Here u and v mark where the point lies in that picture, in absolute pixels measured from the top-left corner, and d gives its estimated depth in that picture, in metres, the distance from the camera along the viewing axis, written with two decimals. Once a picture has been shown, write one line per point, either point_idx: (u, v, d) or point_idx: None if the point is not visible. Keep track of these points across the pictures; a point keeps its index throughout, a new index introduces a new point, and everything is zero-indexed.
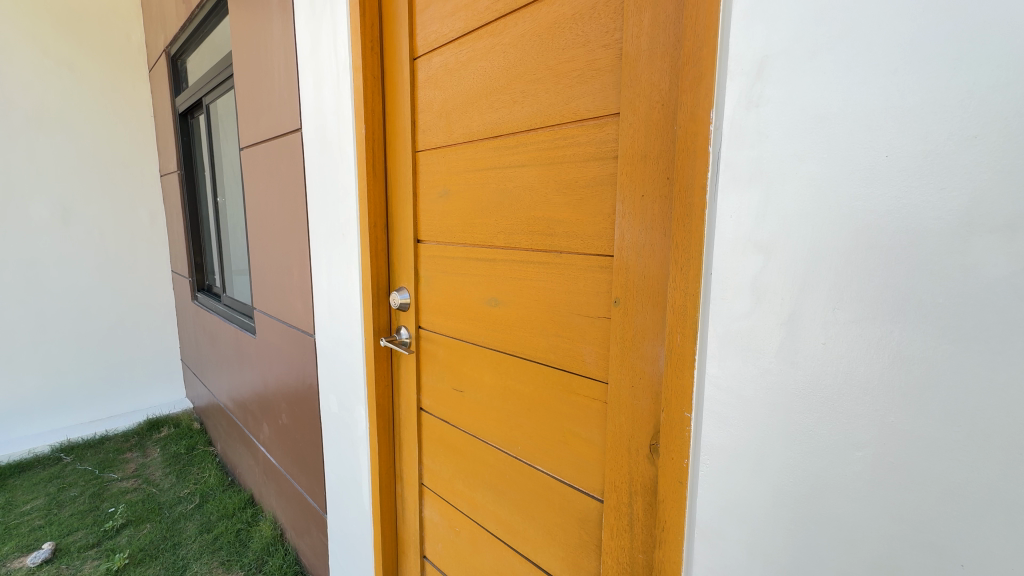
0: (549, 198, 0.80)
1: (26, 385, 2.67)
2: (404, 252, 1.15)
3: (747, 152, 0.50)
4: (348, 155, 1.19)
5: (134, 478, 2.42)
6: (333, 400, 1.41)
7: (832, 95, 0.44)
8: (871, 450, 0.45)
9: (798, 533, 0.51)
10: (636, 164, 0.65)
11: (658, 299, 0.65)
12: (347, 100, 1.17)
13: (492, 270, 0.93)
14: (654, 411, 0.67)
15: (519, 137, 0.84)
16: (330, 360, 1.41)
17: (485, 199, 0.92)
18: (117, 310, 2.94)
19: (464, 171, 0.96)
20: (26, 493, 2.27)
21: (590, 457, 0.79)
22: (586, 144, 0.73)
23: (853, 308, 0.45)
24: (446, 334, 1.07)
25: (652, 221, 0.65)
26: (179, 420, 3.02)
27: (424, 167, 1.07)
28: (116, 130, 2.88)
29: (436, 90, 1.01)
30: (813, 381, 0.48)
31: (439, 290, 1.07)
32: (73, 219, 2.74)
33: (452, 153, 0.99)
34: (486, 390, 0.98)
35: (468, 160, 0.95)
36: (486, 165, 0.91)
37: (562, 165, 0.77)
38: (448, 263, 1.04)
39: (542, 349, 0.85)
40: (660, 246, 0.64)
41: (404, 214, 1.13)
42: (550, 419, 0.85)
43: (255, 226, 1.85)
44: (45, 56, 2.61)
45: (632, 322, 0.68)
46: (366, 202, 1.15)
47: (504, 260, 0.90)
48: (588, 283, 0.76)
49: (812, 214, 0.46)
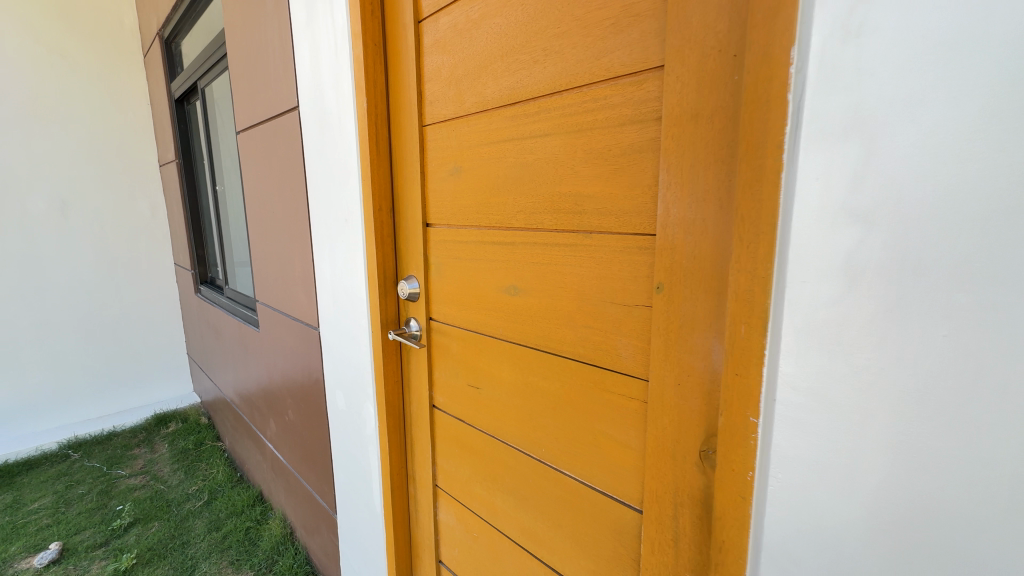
0: (576, 168, 0.70)
1: (31, 382, 2.63)
2: (413, 238, 1.06)
3: (841, 98, 0.40)
4: (349, 132, 1.10)
5: (142, 475, 2.38)
6: (340, 396, 1.33)
7: (970, 17, 0.33)
8: (1009, 470, 0.35)
9: (895, 563, 0.42)
10: (685, 125, 0.55)
11: (712, 284, 0.55)
12: (348, 73, 1.07)
13: (510, 255, 0.84)
14: (706, 413, 0.58)
15: (540, 102, 0.74)
16: (335, 355, 1.33)
17: (501, 175, 0.83)
18: (121, 303, 2.88)
19: (477, 146, 0.86)
20: (34, 491, 2.25)
21: (627, 463, 0.70)
22: (622, 106, 0.63)
23: (991, 291, 0.35)
24: (459, 326, 0.98)
25: (705, 190, 0.55)
26: (187, 414, 2.97)
27: (432, 144, 0.97)
28: (113, 119, 2.80)
29: (445, 55, 0.91)
30: (928, 384, 0.39)
31: (451, 277, 0.98)
32: (72, 212, 2.67)
33: (464, 126, 0.89)
34: (504, 387, 0.89)
35: (481, 133, 0.85)
36: (503, 138, 0.81)
37: (592, 131, 0.67)
38: (461, 248, 0.95)
39: (569, 342, 0.76)
40: (714, 220, 0.54)
41: (411, 195, 1.04)
42: (579, 418, 0.76)
43: (255, 214, 1.77)
44: (37, 44, 2.52)
45: (679, 311, 0.59)
46: (369, 183, 1.05)
47: (525, 243, 0.80)
48: (625, 267, 0.66)
49: (936, 171, 0.36)
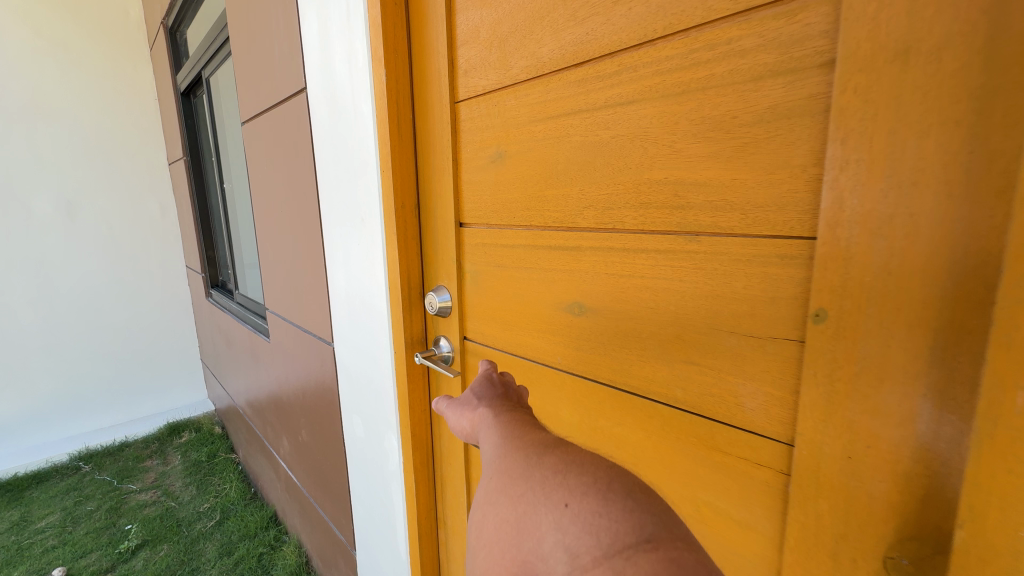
0: (678, 144, 0.51)
1: (40, 392, 2.53)
2: (442, 241, 0.87)
3: None
4: (365, 114, 0.92)
5: (152, 490, 2.26)
6: (357, 422, 1.15)
7: None
8: None
9: None
10: (884, 68, 0.36)
11: (926, 315, 0.36)
12: (363, 43, 0.88)
13: (573, 263, 0.65)
14: (903, 507, 0.39)
15: (622, 59, 0.54)
16: (352, 376, 1.16)
17: (561, 161, 0.64)
18: (131, 309, 2.76)
19: (528, 123, 0.68)
20: (42, 508, 2.15)
21: (750, 551, 0.51)
22: (758, 52, 0.43)
23: None
24: (502, 350, 0.79)
25: (918, 170, 0.35)
26: (200, 423, 2.85)
27: (467, 125, 0.79)
28: (120, 116, 2.67)
29: (484, 11, 0.72)
30: None
31: (491, 290, 0.79)
32: (79, 214, 2.56)
33: (509, 99, 0.70)
34: (563, 430, 0.71)
35: (534, 107, 0.66)
36: (564, 111, 0.62)
37: (704, 93, 0.48)
38: (504, 254, 0.76)
39: (659, 381, 0.57)
40: (936, 216, 0.35)
41: (441, 188, 0.85)
42: (673, 482, 0.57)
43: (263, 213, 1.60)
44: (38, 38, 2.40)
45: (857, 352, 0.40)
46: (390, 174, 0.87)
47: (595, 248, 0.61)
48: (755, 283, 0.47)
49: None
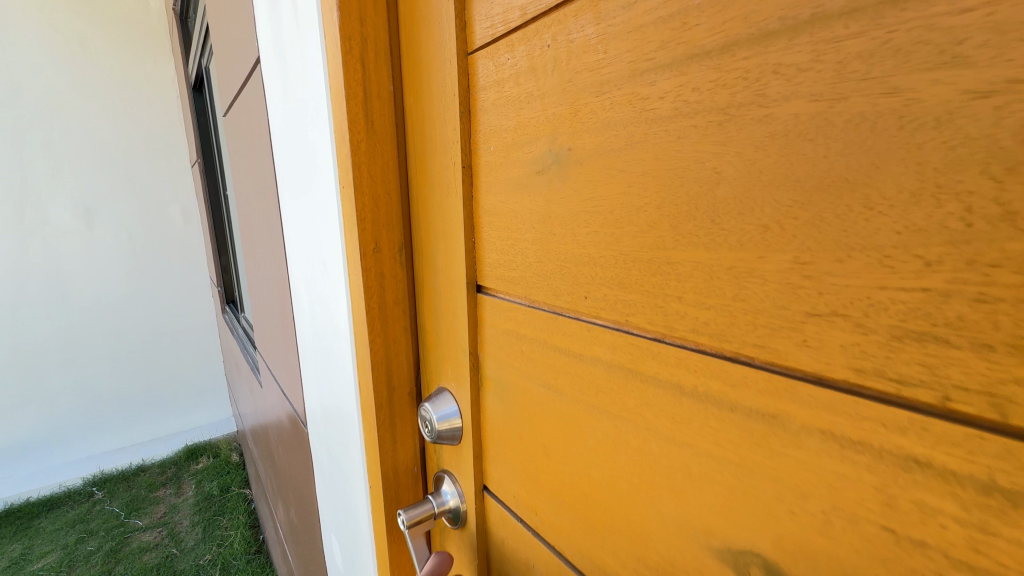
0: None
1: (57, 411, 2.39)
2: (448, 315, 0.49)
3: None
4: (314, 86, 0.53)
5: (158, 529, 2.05)
6: (336, 548, 0.79)
7: None
8: None
9: None
10: None
11: None
12: None
13: (743, 457, 0.25)
14: None
15: None
16: (325, 481, 0.79)
17: (718, 184, 0.24)
18: (150, 323, 2.56)
19: (623, 87, 0.27)
20: (44, 544, 1.99)
21: None
22: None
23: None
24: (552, 549, 0.41)
25: None
26: (219, 448, 2.64)
27: (487, 102, 0.39)
28: (137, 114, 2.44)
29: None
30: None
31: (531, 426, 0.41)
32: (97, 221, 2.39)
33: (575, 32, 0.30)
34: None
35: (642, 44, 0.26)
36: (741, 48, 0.22)
37: None
38: (558, 369, 0.37)
39: None
40: None
41: (445, 221, 0.47)
42: None
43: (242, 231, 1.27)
44: (53, 32, 2.23)
45: None
46: (350, 192, 0.49)
47: (829, 450, 0.21)
48: None
49: None
